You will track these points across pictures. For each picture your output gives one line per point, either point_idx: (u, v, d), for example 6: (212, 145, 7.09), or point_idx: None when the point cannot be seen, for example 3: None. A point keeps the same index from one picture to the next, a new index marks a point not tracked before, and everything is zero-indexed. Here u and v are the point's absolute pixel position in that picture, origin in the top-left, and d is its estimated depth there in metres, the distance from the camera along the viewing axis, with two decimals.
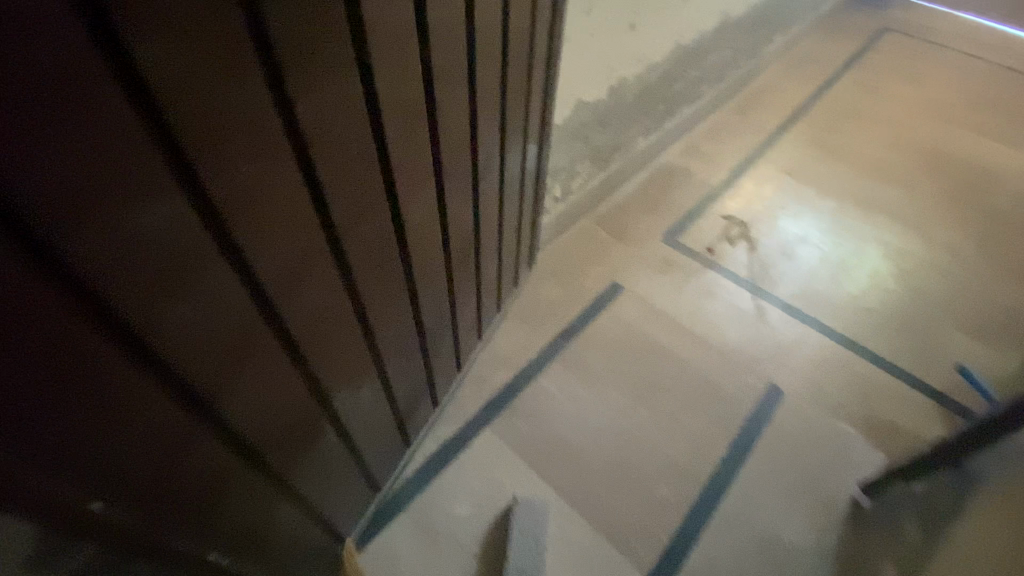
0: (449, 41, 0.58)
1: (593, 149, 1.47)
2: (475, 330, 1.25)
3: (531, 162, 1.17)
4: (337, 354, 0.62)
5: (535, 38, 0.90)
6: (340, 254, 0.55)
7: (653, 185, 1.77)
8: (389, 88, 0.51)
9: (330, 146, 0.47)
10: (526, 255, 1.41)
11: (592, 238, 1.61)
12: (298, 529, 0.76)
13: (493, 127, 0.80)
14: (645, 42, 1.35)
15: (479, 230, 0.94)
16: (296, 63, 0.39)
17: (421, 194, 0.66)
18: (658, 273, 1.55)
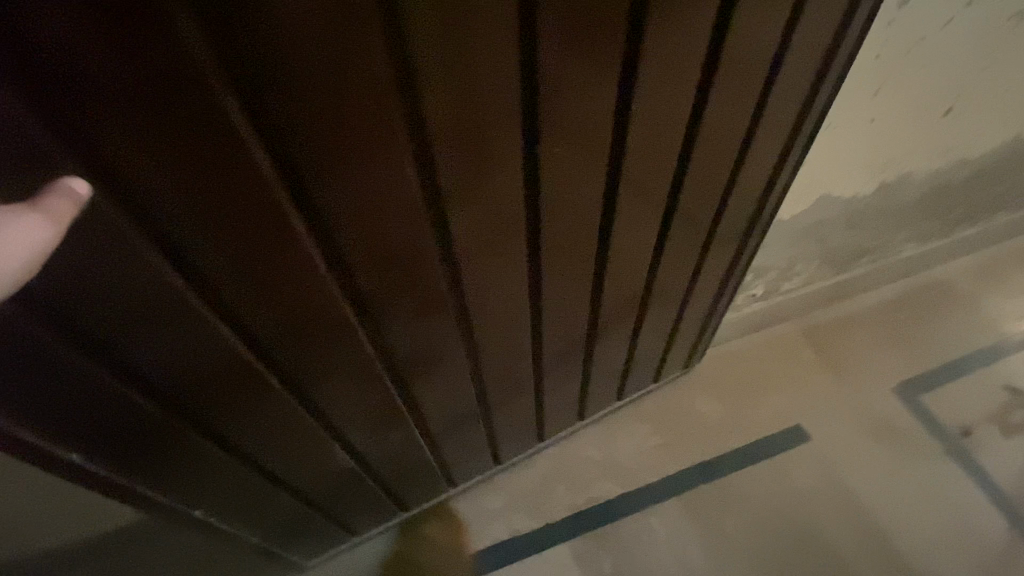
0: (570, 117, 0.45)
1: (827, 249, 1.09)
2: (577, 413, 1.04)
3: (723, 261, 0.87)
4: (350, 394, 0.60)
5: (766, 119, 0.61)
6: (366, 315, 0.51)
7: (910, 304, 1.26)
8: (462, 156, 0.42)
9: (358, 224, 0.42)
10: (687, 352, 1.10)
11: (789, 354, 1.21)
12: (289, 514, 0.78)
13: (642, 211, 0.60)
14: (956, 132, 0.93)
15: (596, 314, 0.75)
16: (310, 143, 0.35)
17: (499, 265, 0.55)
18: (870, 436, 1.12)
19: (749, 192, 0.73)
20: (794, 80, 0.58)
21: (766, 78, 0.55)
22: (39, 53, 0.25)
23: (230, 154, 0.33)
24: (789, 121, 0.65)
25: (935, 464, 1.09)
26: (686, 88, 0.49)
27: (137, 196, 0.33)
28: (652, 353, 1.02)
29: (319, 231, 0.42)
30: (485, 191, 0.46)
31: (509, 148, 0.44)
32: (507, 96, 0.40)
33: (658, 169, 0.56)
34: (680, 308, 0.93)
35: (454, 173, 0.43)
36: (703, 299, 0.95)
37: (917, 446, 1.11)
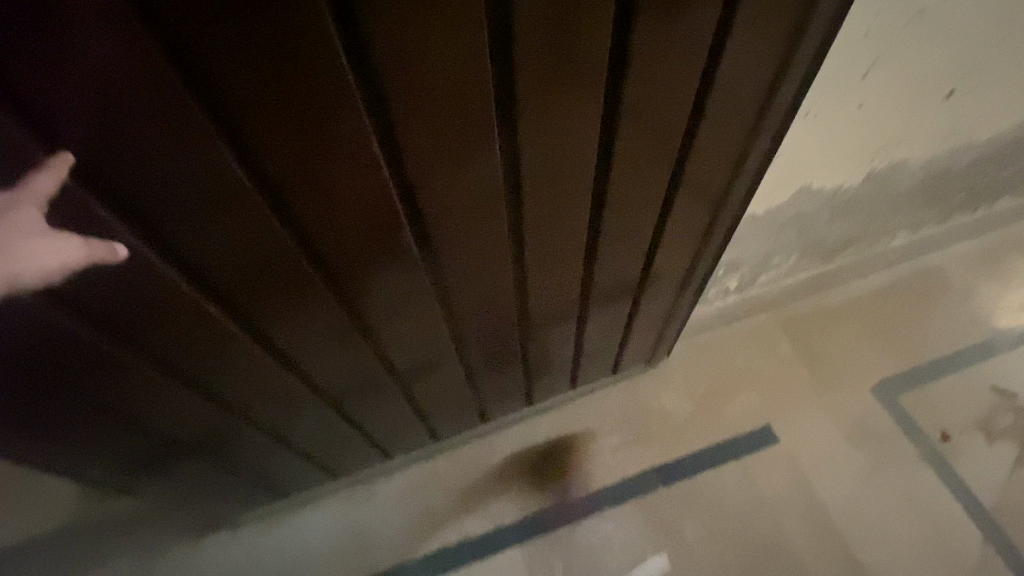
0: (417, 102, 0.41)
1: (806, 241, 1.00)
2: (523, 397, 1.01)
3: (681, 264, 0.80)
4: (221, 366, 0.60)
5: (697, 110, 0.53)
6: (209, 287, 0.49)
7: (898, 297, 1.17)
8: (281, 125, 0.38)
9: (159, 198, 0.40)
10: (651, 348, 1.04)
11: (764, 345, 1.14)
12: (203, 473, 0.81)
13: (553, 193, 0.56)
14: (961, 114, 0.82)
15: (524, 289, 0.71)
16: (59, 111, 0.32)
17: (379, 237, 0.52)
18: (840, 435, 1.06)
19: (709, 184, 0.65)
20: (750, 61, 0.50)
21: (704, 54, 0.47)
22: None
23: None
24: (742, 109, 0.56)
25: (912, 472, 1.03)
26: (584, 54, 0.44)
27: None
28: (605, 348, 0.96)
29: (115, 209, 0.39)
30: (332, 160, 0.43)
31: (356, 117, 0.40)
32: (341, 59, 0.36)
33: (567, 141, 0.51)
34: (632, 309, 0.87)
35: (283, 141, 0.40)
36: (661, 302, 0.89)
37: (893, 452, 1.05)
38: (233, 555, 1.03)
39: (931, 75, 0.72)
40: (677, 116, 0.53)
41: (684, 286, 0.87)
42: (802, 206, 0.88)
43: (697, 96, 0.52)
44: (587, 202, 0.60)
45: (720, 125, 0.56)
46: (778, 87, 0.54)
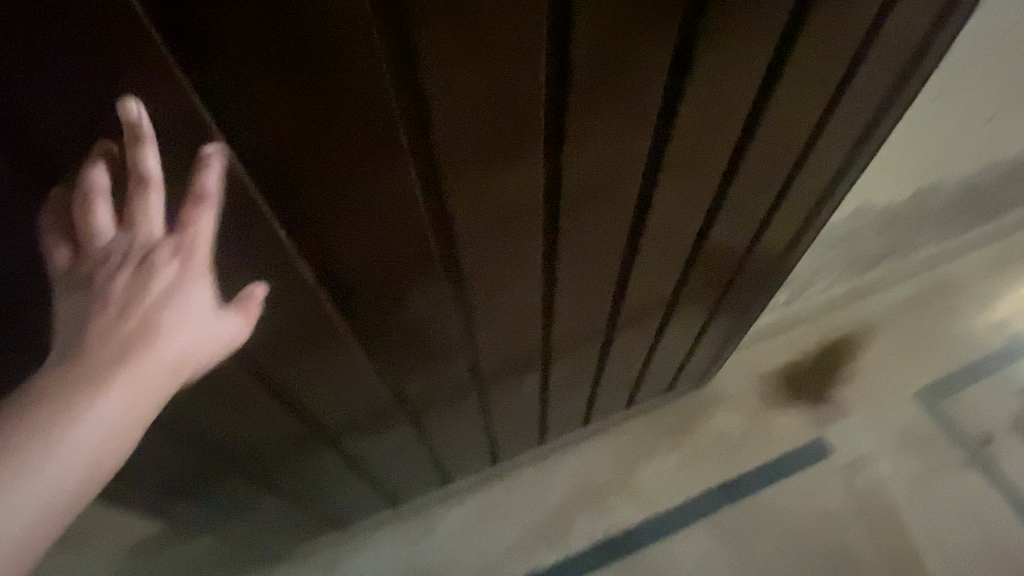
0: (598, 84, 0.41)
1: (851, 255, 1.03)
2: (582, 418, 1.01)
3: (761, 270, 0.81)
4: (326, 365, 0.60)
5: (838, 104, 0.55)
6: (333, 272, 0.48)
7: (926, 305, 1.20)
8: (456, 97, 0.37)
9: (325, 171, 0.39)
10: (707, 364, 1.05)
11: (806, 356, 1.16)
12: (277, 498, 0.82)
13: (682, 189, 0.57)
14: (1005, 127, 0.85)
15: (619, 303, 0.72)
16: (250, 75, 0.31)
17: (505, 237, 0.52)
18: (886, 440, 1.09)
19: (801, 195, 0.68)
20: (871, 78, 0.53)
21: (840, 68, 0.50)
22: (90, 53, 0.28)
23: (140, 88, 0.30)
24: (851, 119, 0.58)
25: (961, 473, 1.06)
26: (752, 48, 0.44)
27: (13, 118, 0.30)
28: (668, 364, 0.97)
29: (280, 180, 0.38)
30: (489, 152, 0.43)
31: (524, 106, 0.40)
32: (532, 43, 0.36)
33: (703, 153, 0.53)
34: (703, 321, 0.88)
35: (450, 125, 0.39)
36: (729, 314, 0.90)
37: (941, 454, 1.08)
38: None
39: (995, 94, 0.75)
40: (805, 115, 0.54)
41: (751, 299, 0.89)
42: (855, 219, 0.90)
43: (822, 110, 0.55)
44: (700, 214, 0.62)
45: (837, 125, 0.58)
46: (887, 95, 0.57)
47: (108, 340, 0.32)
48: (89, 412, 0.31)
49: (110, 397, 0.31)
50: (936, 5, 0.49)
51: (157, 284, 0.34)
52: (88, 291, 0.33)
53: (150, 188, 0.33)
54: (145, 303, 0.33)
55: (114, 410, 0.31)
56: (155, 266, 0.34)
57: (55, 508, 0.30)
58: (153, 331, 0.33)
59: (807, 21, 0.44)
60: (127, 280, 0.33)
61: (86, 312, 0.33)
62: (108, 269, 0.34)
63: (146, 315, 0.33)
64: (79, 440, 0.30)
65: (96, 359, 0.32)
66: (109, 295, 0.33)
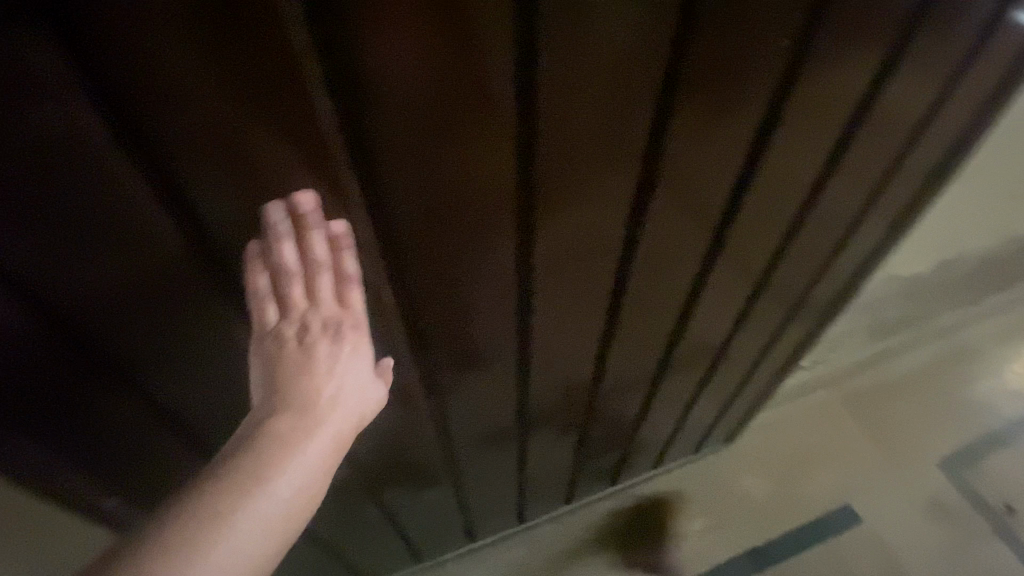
0: (689, 152, 0.44)
1: (875, 320, 1.06)
2: (610, 478, 1.01)
3: (798, 333, 0.83)
4: (386, 417, 0.61)
5: (894, 177, 0.58)
6: (409, 315, 0.49)
7: (945, 373, 1.21)
8: (561, 153, 0.40)
9: (429, 217, 0.41)
10: (735, 426, 1.06)
11: (828, 421, 1.16)
12: (311, 554, 0.81)
13: (743, 254, 0.59)
14: (1019, 206, 0.90)
15: (664, 365, 0.74)
16: (394, 133, 0.34)
17: (578, 296, 0.54)
18: (912, 508, 1.09)
19: (842, 267, 0.71)
20: (922, 157, 0.57)
21: (897, 148, 0.53)
22: (263, 101, 0.30)
23: (295, 143, 0.33)
24: (900, 193, 0.61)
25: (987, 545, 1.06)
26: (829, 124, 0.47)
27: (186, 193, 0.34)
28: (701, 424, 0.98)
29: (384, 224, 0.40)
30: (583, 214, 0.46)
31: (624, 169, 0.43)
32: (641, 111, 0.40)
33: (768, 224, 0.56)
34: (739, 382, 0.89)
35: (553, 188, 0.42)
36: (763, 376, 0.92)
37: (966, 525, 1.08)
38: None
39: (1011, 167, 0.80)
40: (864, 188, 0.57)
41: (783, 362, 0.91)
42: (878, 288, 0.95)
43: (873, 192, 0.58)
44: (753, 284, 0.65)
45: (887, 199, 0.61)
46: (932, 172, 0.60)
47: (303, 408, 0.35)
48: (288, 475, 0.33)
49: (304, 461, 0.34)
50: (986, 97, 0.53)
51: (338, 352, 0.38)
52: (293, 358, 0.37)
53: (322, 270, 0.38)
54: (334, 374, 0.37)
55: (318, 459, 0.35)
56: (342, 338, 0.38)
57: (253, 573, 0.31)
58: (335, 398, 0.37)
59: (872, 112, 0.48)
60: (324, 349, 0.38)
61: (290, 378, 0.36)
62: (307, 339, 0.38)
63: (332, 386, 0.37)
64: (280, 502, 0.32)
65: (290, 426, 0.35)
66: (312, 364, 0.37)
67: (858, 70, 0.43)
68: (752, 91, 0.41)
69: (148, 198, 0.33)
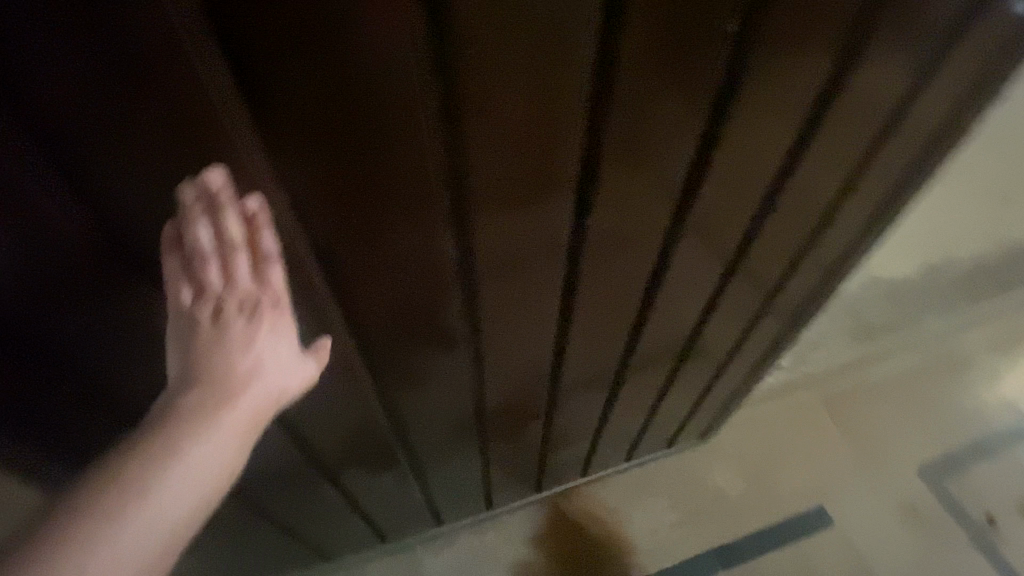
0: (633, 134, 0.43)
1: (859, 321, 1.04)
2: (580, 468, 1.01)
3: (771, 330, 0.81)
4: (337, 401, 0.60)
5: (862, 173, 0.56)
6: (346, 295, 0.48)
7: (931, 377, 1.19)
8: (494, 133, 0.39)
9: (356, 195, 0.39)
10: (710, 422, 1.05)
11: (808, 422, 1.15)
12: (271, 532, 0.81)
13: (703, 244, 0.57)
14: (1011, 210, 0.88)
15: (627, 356, 0.73)
16: (300, 108, 0.33)
17: (525, 281, 0.53)
18: (888, 513, 1.08)
19: (814, 264, 0.69)
20: (893, 153, 0.55)
21: (863, 142, 0.51)
22: (164, 74, 0.29)
23: (203, 117, 0.32)
24: (871, 190, 0.59)
25: (962, 553, 1.05)
26: (785, 113, 0.45)
27: (93, 174, 0.33)
28: (672, 419, 0.97)
29: (306, 203, 0.39)
30: (523, 197, 0.44)
31: (559, 151, 0.42)
32: (573, 91, 0.38)
33: (727, 214, 0.54)
34: (711, 377, 0.88)
35: (488, 169, 0.41)
36: (736, 372, 0.90)
37: (942, 532, 1.07)
38: None
39: (1001, 168, 0.78)
40: (829, 181, 0.55)
41: (757, 359, 0.89)
42: (860, 289, 0.93)
43: (839, 188, 0.57)
44: (717, 276, 0.64)
45: (857, 195, 0.59)
46: (905, 171, 0.58)
47: (213, 383, 0.34)
48: (192, 453, 0.32)
49: (213, 438, 0.33)
50: (960, 92, 0.50)
51: (258, 333, 0.36)
52: (209, 337, 0.35)
53: (239, 249, 0.36)
54: (252, 350, 0.36)
55: (235, 433, 0.34)
56: (261, 316, 0.37)
57: (155, 554, 0.30)
58: (252, 374, 0.35)
59: (829, 104, 0.46)
60: (241, 328, 0.36)
61: (204, 357, 0.35)
62: (224, 318, 0.36)
63: (249, 361, 0.35)
64: (184, 481, 0.31)
65: (196, 402, 0.33)
66: (228, 342, 0.35)
67: (810, 58, 0.42)
68: (693, 77, 0.40)
69: (52, 172, 0.32)
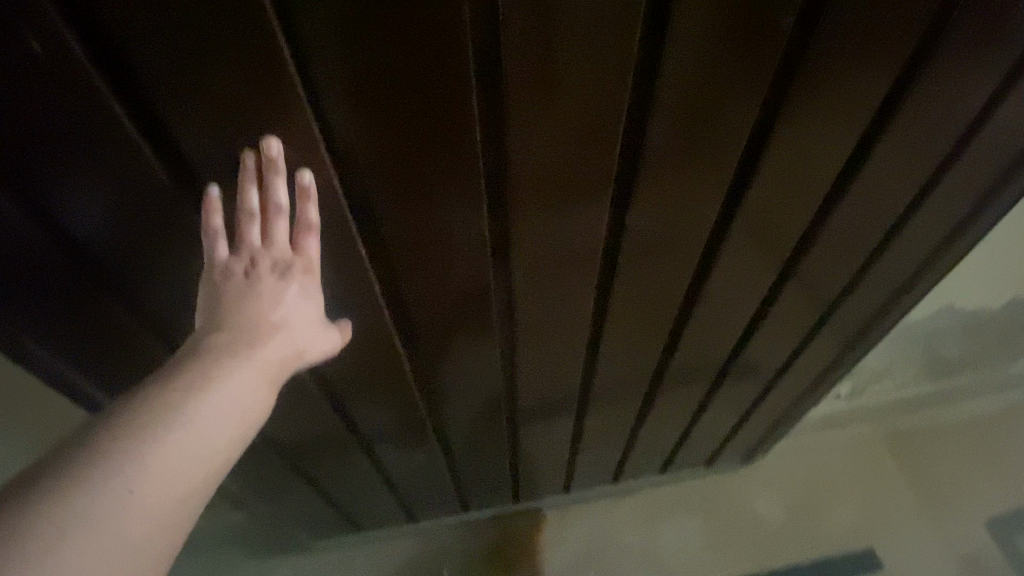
0: (682, 127, 0.42)
1: (930, 354, 0.96)
2: (612, 474, 0.99)
3: (827, 351, 0.77)
4: (372, 375, 0.62)
5: (937, 186, 0.52)
6: (386, 271, 0.49)
7: (1011, 425, 1.09)
8: (538, 119, 0.39)
9: (397, 173, 0.40)
10: (754, 444, 1.00)
11: (863, 457, 1.08)
12: (305, 494, 0.85)
13: (753, 249, 0.55)
14: None
15: (665, 361, 0.71)
16: (350, 83, 0.34)
17: (564, 274, 0.53)
18: (947, 566, 0.99)
19: (878, 283, 0.65)
20: (975, 167, 0.51)
21: (939, 151, 0.48)
22: (234, 40, 0.31)
23: (264, 85, 0.33)
24: (946, 206, 0.55)
25: None
26: (847, 114, 0.43)
27: (167, 125, 0.35)
28: (713, 435, 0.93)
29: (349, 175, 0.40)
30: (562, 185, 0.44)
31: (604, 140, 0.41)
32: (620, 79, 0.37)
33: (782, 220, 0.52)
34: (758, 395, 0.84)
35: (529, 155, 0.41)
36: (785, 393, 0.86)
37: None
38: None
39: None
40: (898, 193, 0.52)
41: (810, 382, 0.84)
42: (932, 318, 0.86)
43: (908, 201, 0.53)
44: (767, 285, 0.61)
45: (931, 211, 0.55)
46: (990, 188, 0.54)
47: (242, 330, 0.35)
48: (225, 382, 0.32)
49: (245, 372, 0.33)
50: None
51: (284, 293, 0.38)
52: (239, 287, 0.37)
53: (282, 213, 0.38)
54: (280, 306, 0.37)
55: (268, 365, 0.35)
56: (291, 277, 0.38)
57: (191, 485, 0.29)
58: (279, 327, 0.36)
59: (901, 104, 0.43)
60: (271, 285, 0.37)
61: (234, 305, 0.36)
62: (256, 273, 0.37)
63: (277, 316, 0.37)
64: (215, 410, 0.31)
65: (227, 344, 0.34)
66: (257, 294, 0.37)
67: (879, 56, 0.39)
68: (751, 70, 0.39)
69: (127, 125, 0.34)
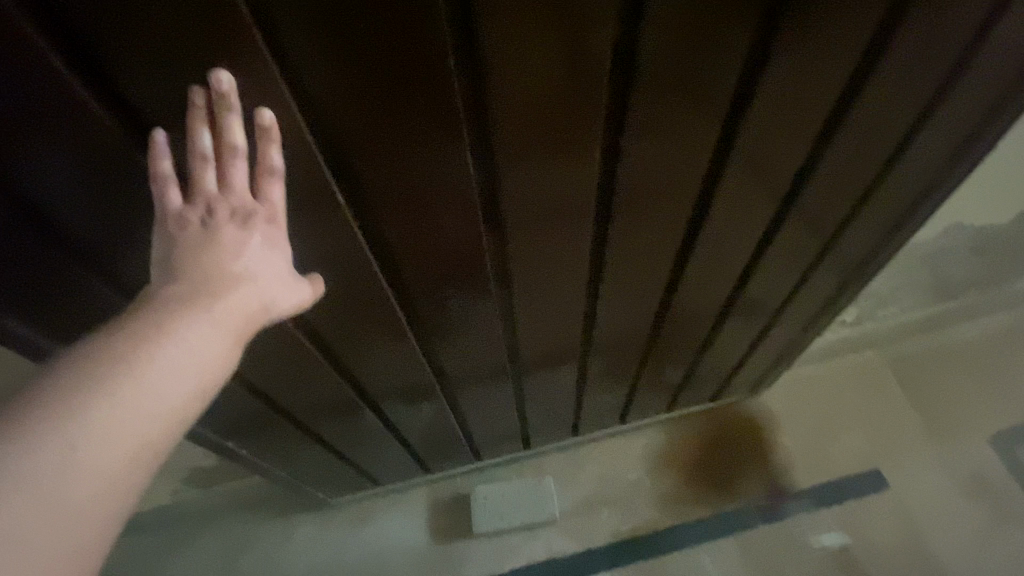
0: (674, 53, 0.38)
1: (935, 277, 0.95)
2: (619, 415, 0.99)
3: (833, 281, 0.75)
4: (369, 333, 0.61)
5: (949, 102, 0.48)
6: (366, 227, 0.47)
7: (1016, 344, 1.08)
8: (516, 53, 0.35)
9: (364, 122, 0.37)
10: (758, 377, 1.01)
11: (867, 383, 1.08)
12: (317, 454, 0.85)
13: (757, 181, 0.52)
14: None
15: (667, 300, 0.69)
16: (306, 22, 0.30)
17: (554, 217, 0.50)
18: (951, 482, 1.00)
19: (884, 209, 0.62)
20: (990, 77, 0.47)
21: (952, 64, 0.44)
22: None
23: (209, 29, 0.30)
24: (959, 121, 0.52)
25: None
26: (850, 28, 0.39)
27: (109, 76, 0.32)
28: (717, 371, 0.93)
29: (317, 128, 0.37)
30: (546, 125, 0.41)
31: (592, 74, 0.38)
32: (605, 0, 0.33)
33: (784, 149, 0.49)
34: (761, 330, 0.83)
35: (509, 94, 0.38)
36: (790, 326, 0.85)
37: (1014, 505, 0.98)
38: (324, 539, 1.07)
39: None
40: (908, 113, 0.48)
41: (816, 313, 0.83)
42: (936, 240, 0.84)
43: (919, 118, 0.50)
44: (768, 217, 0.59)
45: (941, 128, 0.52)
46: (1004, 99, 0.50)
47: (201, 280, 0.33)
48: (181, 336, 0.31)
49: (203, 324, 0.32)
50: None
51: (247, 243, 0.36)
52: (196, 236, 0.35)
53: (239, 156, 0.35)
54: (243, 255, 0.35)
55: (230, 318, 0.33)
56: (253, 226, 0.36)
57: (143, 442, 0.28)
58: (241, 279, 0.35)
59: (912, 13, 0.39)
60: (231, 234, 0.35)
61: (190, 254, 0.34)
62: (214, 220, 0.35)
63: (239, 266, 0.35)
64: (172, 368, 0.30)
65: (185, 293, 0.33)
66: (216, 244, 0.35)
67: None
68: None
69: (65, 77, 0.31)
